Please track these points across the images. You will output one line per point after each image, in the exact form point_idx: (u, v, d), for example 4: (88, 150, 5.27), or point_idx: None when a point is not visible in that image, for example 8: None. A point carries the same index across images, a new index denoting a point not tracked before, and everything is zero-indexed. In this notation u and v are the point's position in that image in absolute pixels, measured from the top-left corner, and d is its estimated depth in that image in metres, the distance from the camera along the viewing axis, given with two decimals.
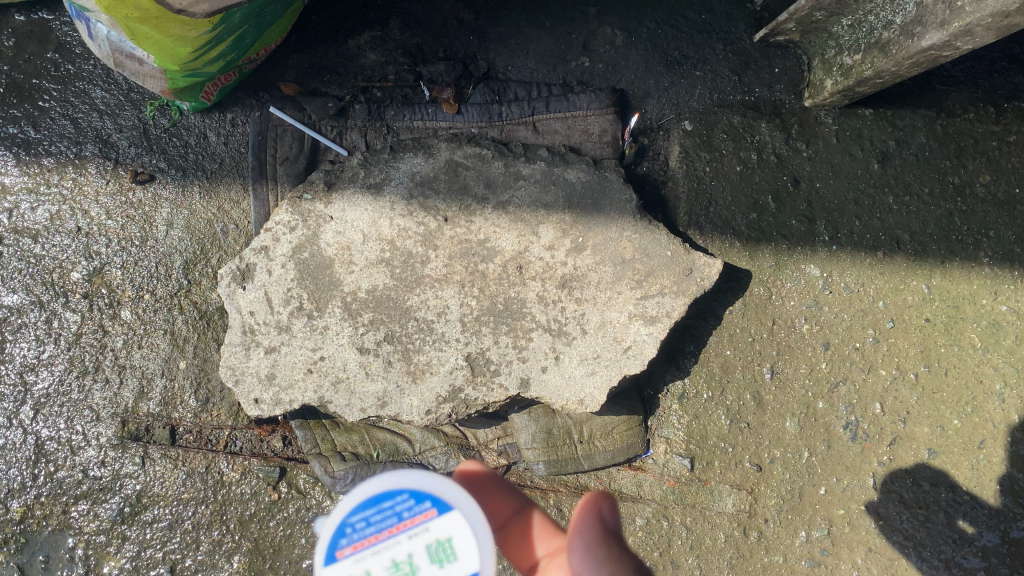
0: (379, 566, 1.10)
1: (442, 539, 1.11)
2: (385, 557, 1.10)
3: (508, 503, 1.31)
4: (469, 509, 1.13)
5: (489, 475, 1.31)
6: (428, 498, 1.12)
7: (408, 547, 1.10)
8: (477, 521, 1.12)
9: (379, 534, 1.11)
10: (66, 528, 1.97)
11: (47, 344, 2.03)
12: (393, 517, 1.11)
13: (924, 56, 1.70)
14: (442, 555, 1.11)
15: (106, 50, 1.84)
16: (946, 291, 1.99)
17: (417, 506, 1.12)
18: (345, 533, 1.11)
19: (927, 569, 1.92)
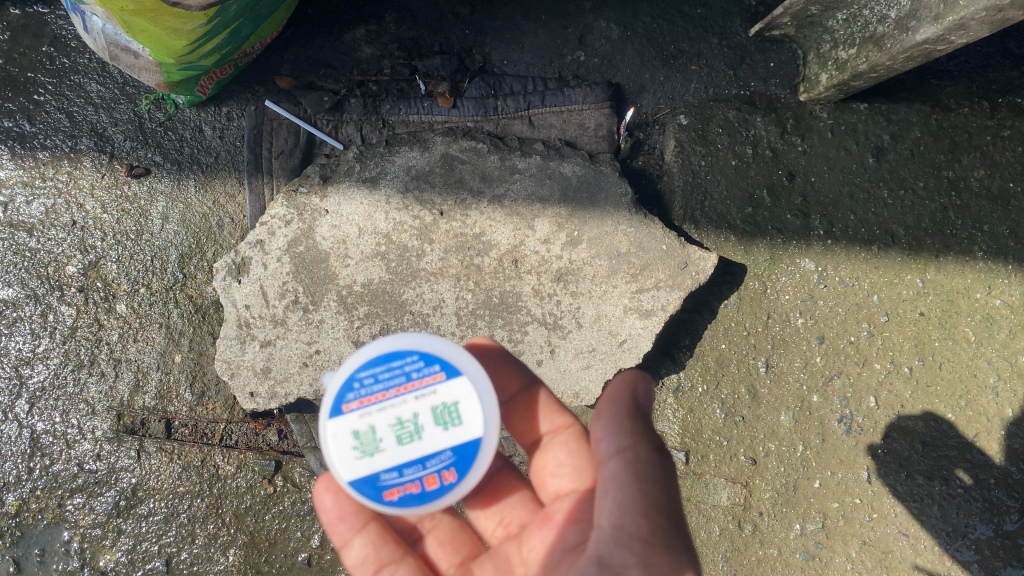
0: (385, 422, 1.22)
1: (447, 401, 1.24)
2: (390, 414, 1.23)
3: (517, 379, 1.44)
4: (474, 376, 1.26)
5: (500, 351, 1.45)
6: (436, 362, 1.26)
7: (414, 406, 1.23)
8: (481, 386, 1.26)
9: (387, 391, 1.24)
10: (61, 521, 1.97)
11: (42, 338, 2.02)
12: (402, 376, 1.25)
13: (918, 50, 1.70)
14: (445, 415, 1.23)
15: (101, 44, 1.84)
16: (940, 284, 1.99)
17: (425, 369, 1.25)
18: (353, 387, 1.24)
19: (920, 561, 1.92)
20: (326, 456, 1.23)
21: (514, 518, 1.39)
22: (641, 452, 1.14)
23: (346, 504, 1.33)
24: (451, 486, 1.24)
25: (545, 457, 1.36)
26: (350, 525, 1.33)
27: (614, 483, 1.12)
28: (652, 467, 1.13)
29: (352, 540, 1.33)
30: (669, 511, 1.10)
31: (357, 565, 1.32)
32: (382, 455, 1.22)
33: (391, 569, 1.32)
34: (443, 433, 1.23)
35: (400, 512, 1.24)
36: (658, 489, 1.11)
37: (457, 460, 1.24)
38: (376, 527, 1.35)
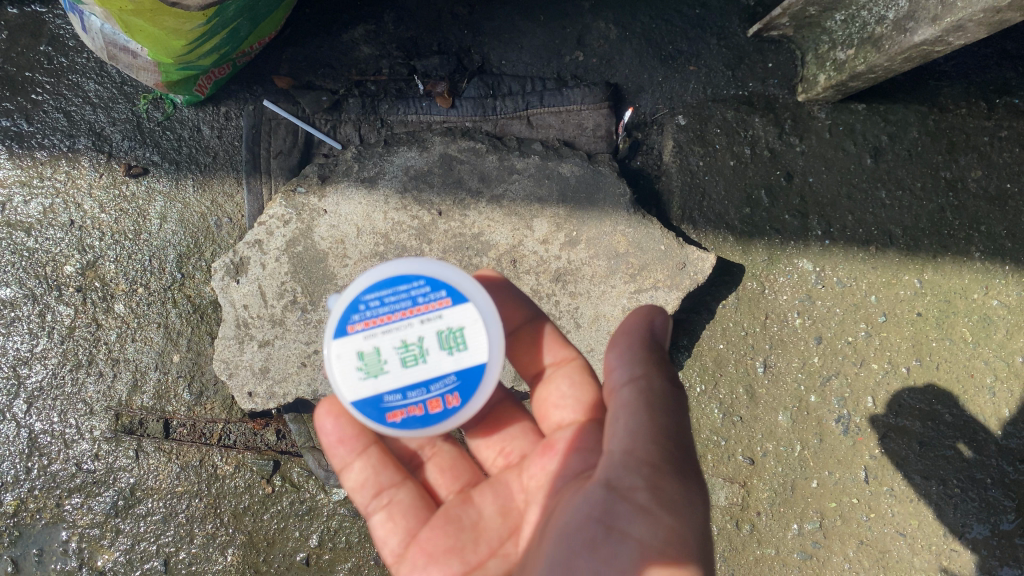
0: (390, 344, 1.26)
1: (453, 325, 1.27)
2: (396, 336, 1.26)
3: (522, 310, 1.45)
4: (480, 303, 1.30)
5: (506, 283, 1.46)
6: (444, 288, 1.29)
7: (419, 329, 1.26)
8: (487, 314, 1.29)
9: (393, 314, 1.27)
10: (60, 521, 1.97)
11: (40, 337, 2.02)
12: (408, 300, 1.27)
13: (917, 51, 1.71)
14: (450, 340, 1.26)
15: (99, 43, 1.84)
16: (938, 285, 2.00)
17: (432, 294, 1.29)
18: (358, 309, 1.27)
19: (916, 560, 1.93)
20: (330, 377, 1.26)
21: (514, 448, 1.41)
22: (654, 380, 1.14)
23: (346, 427, 1.34)
24: (454, 410, 1.27)
25: (548, 388, 1.36)
26: (350, 448, 1.34)
27: (624, 408, 1.12)
28: (664, 397, 1.13)
29: (352, 463, 1.35)
30: (680, 439, 1.10)
31: (357, 487, 1.34)
32: (387, 377, 1.25)
33: (391, 492, 1.34)
34: (448, 357, 1.26)
35: (403, 435, 1.27)
36: (669, 416, 1.11)
37: (461, 384, 1.27)
38: (376, 450, 1.36)
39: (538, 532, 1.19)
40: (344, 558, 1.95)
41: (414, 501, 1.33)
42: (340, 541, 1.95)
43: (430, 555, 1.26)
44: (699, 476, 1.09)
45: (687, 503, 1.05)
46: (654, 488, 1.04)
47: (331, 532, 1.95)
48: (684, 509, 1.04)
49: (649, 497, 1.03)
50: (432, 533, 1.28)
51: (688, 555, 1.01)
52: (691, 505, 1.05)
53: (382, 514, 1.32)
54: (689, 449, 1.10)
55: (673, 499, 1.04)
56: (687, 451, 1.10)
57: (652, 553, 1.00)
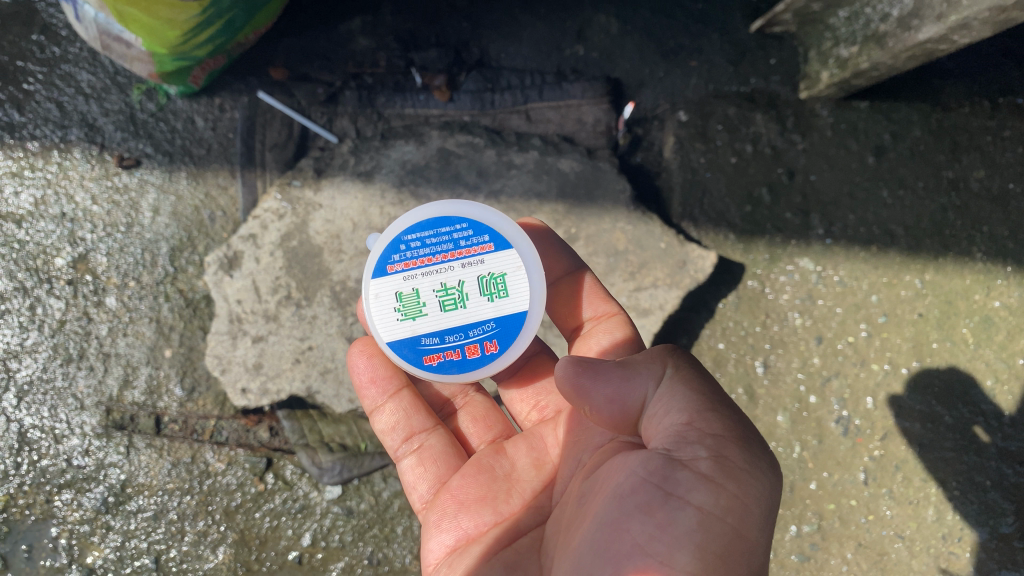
0: (429, 287, 1.30)
1: (494, 272, 1.31)
2: (436, 279, 1.30)
3: (565, 262, 1.47)
4: (522, 250, 1.33)
5: (550, 233, 1.48)
6: (487, 234, 1.32)
7: (460, 274, 1.30)
8: (528, 262, 1.33)
9: (433, 256, 1.31)
10: (50, 518, 1.94)
11: (30, 331, 1.99)
12: (450, 243, 1.31)
13: (921, 50, 1.70)
14: (490, 286, 1.30)
15: (93, 33, 1.81)
16: (940, 286, 1.97)
17: (474, 239, 1.32)
18: (398, 251, 1.32)
19: (915, 563, 1.89)
20: (371, 316, 1.33)
21: (547, 404, 1.43)
22: (689, 365, 1.11)
23: (378, 371, 1.43)
24: (491, 357, 1.32)
25: (587, 341, 1.38)
26: (382, 389, 1.43)
27: (666, 389, 1.08)
28: (702, 377, 1.10)
29: (384, 406, 1.43)
30: (735, 412, 1.05)
31: (389, 431, 1.42)
32: (425, 318, 1.30)
33: (422, 437, 1.41)
34: (488, 303, 1.30)
35: (439, 378, 1.33)
36: (716, 394, 1.07)
37: (498, 332, 1.31)
38: (408, 395, 1.44)
39: (574, 488, 1.16)
40: (336, 558, 1.91)
41: (444, 447, 1.40)
42: (334, 540, 1.92)
43: (459, 503, 1.27)
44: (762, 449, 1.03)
45: (753, 476, 0.98)
46: (714, 458, 0.98)
47: (324, 530, 1.92)
48: (750, 480, 0.98)
49: (712, 470, 0.97)
50: (463, 482, 1.30)
51: (749, 525, 0.96)
52: (757, 478, 0.99)
53: (412, 459, 1.40)
54: (746, 422, 1.05)
55: (739, 471, 0.98)
56: (744, 424, 1.04)
57: (714, 519, 0.95)
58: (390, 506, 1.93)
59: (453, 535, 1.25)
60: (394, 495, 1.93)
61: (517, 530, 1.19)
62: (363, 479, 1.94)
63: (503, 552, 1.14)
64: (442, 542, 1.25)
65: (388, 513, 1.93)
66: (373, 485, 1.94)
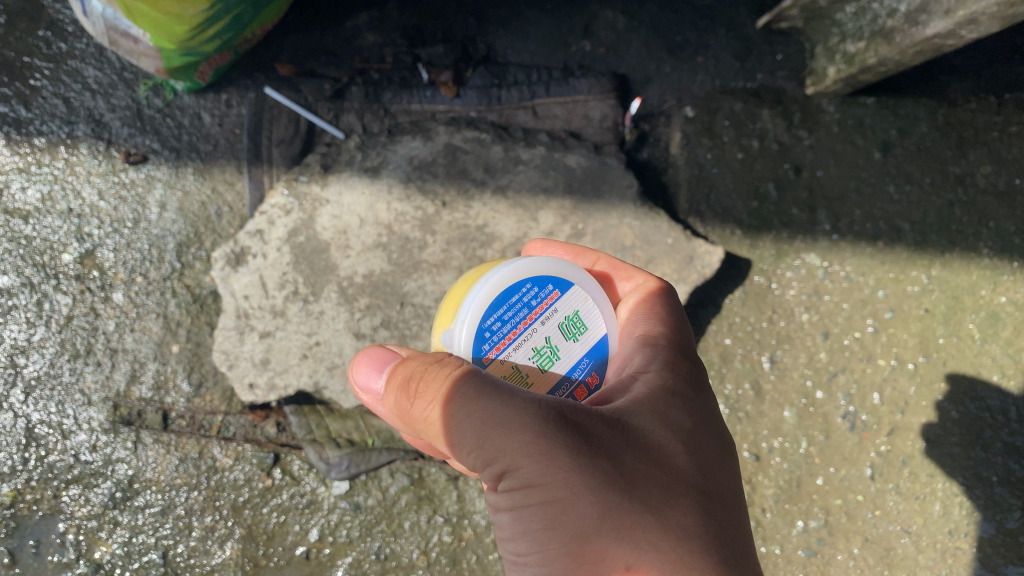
0: (524, 358, 1.15)
1: (570, 315, 1.19)
2: (527, 348, 1.15)
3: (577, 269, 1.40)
4: (585, 283, 1.22)
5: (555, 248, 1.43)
6: (549, 282, 1.18)
7: (544, 332, 1.17)
8: (593, 291, 1.22)
9: (517, 328, 1.15)
10: (57, 513, 1.94)
11: (37, 326, 1.99)
12: (525, 309, 1.16)
13: (928, 45, 1.70)
14: (573, 329, 1.19)
15: (99, 28, 1.81)
16: (946, 281, 1.97)
17: (541, 292, 1.18)
18: (485, 338, 1.14)
19: (922, 558, 1.89)
20: None
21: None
22: (423, 415, 1.04)
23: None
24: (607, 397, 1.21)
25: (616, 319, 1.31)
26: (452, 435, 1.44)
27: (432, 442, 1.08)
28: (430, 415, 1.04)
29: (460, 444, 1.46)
30: (469, 422, 0.99)
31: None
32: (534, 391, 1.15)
33: None
34: (579, 345, 1.19)
35: None
36: (459, 415, 1.00)
37: (596, 368, 1.21)
38: None
39: None
40: (344, 553, 1.91)
41: None
42: (341, 536, 1.92)
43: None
44: (527, 428, 0.97)
45: (528, 465, 0.96)
46: (496, 475, 1.00)
47: (332, 525, 1.92)
48: (530, 472, 0.97)
49: (503, 484, 1.00)
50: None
51: (556, 497, 0.96)
52: (532, 465, 0.96)
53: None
54: (501, 416, 0.98)
55: (511, 469, 0.98)
56: (493, 420, 0.98)
57: (525, 515, 0.98)
58: (397, 502, 1.93)
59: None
60: (401, 490, 1.94)
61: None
62: (370, 474, 1.94)
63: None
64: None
65: (396, 508, 1.93)
66: (380, 481, 1.94)
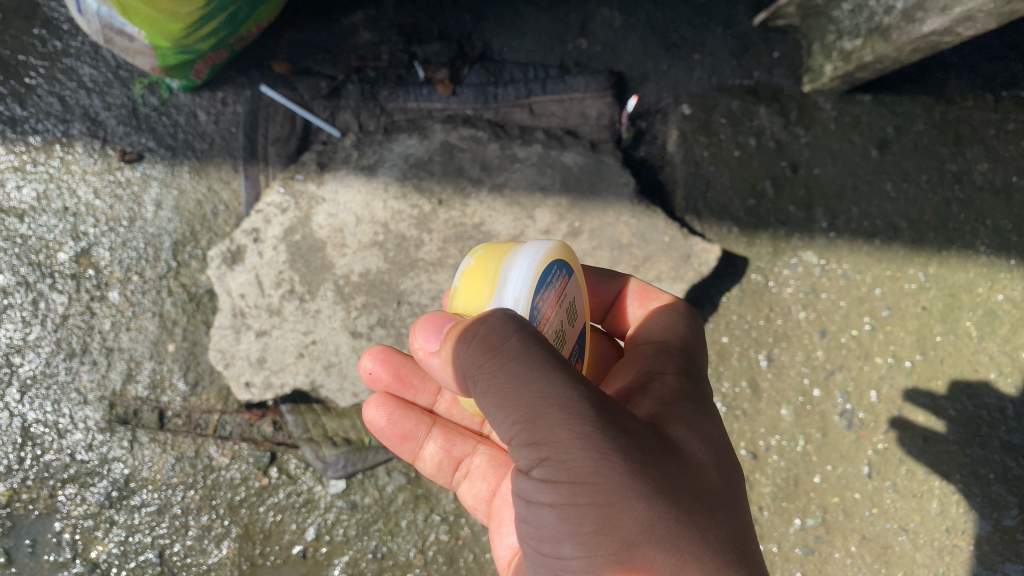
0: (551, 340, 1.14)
1: (569, 295, 1.21)
2: (553, 328, 1.14)
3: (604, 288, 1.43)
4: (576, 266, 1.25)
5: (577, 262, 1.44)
6: (563, 262, 1.17)
7: (558, 313, 1.16)
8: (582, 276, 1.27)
9: (551, 307, 1.13)
10: (53, 512, 1.94)
11: (33, 325, 1.99)
12: (553, 287, 1.13)
13: (925, 42, 1.70)
14: (570, 310, 1.22)
15: (94, 26, 1.80)
16: (943, 279, 1.96)
17: (560, 272, 1.16)
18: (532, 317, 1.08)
19: (919, 556, 1.88)
20: None
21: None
22: (481, 369, 0.99)
23: (404, 426, 1.52)
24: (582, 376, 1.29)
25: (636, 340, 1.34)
26: (416, 436, 1.51)
27: (477, 400, 1.03)
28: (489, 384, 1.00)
29: (426, 447, 1.51)
30: (532, 403, 0.98)
31: (436, 470, 1.52)
32: None
33: (467, 461, 1.50)
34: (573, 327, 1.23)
35: None
36: (519, 390, 0.98)
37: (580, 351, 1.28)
38: (440, 429, 1.52)
39: None
40: (341, 552, 1.91)
41: (487, 462, 1.48)
42: (338, 534, 1.91)
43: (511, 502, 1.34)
44: (586, 420, 0.97)
45: (580, 458, 0.97)
46: (542, 461, 0.99)
47: (328, 524, 1.92)
48: (582, 463, 0.97)
49: (550, 472, 0.99)
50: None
51: (604, 493, 0.98)
52: (585, 458, 0.97)
53: (465, 483, 1.49)
54: (561, 401, 0.97)
55: (562, 461, 0.98)
56: (553, 409, 0.97)
57: (569, 508, 0.99)
58: (394, 501, 1.92)
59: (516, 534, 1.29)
60: (397, 489, 1.93)
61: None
62: (366, 473, 1.93)
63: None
64: (509, 543, 1.30)
65: (392, 507, 1.92)
66: (377, 480, 1.94)
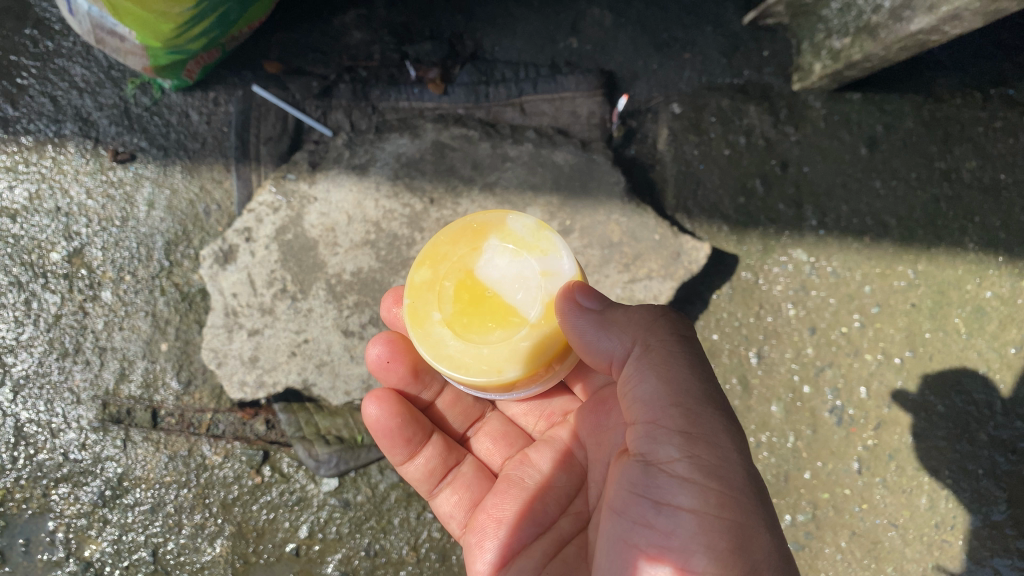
0: None
1: None
2: None
3: None
4: None
5: None
6: None
7: None
8: None
9: None
10: (46, 512, 1.94)
11: (25, 326, 2.00)
12: None
13: (912, 40, 1.71)
14: None
15: (86, 26, 1.81)
16: (932, 276, 1.98)
17: None
18: None
19: (909, 551, 1.89)
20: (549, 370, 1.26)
21: (552, 411, 1.51)
22: (662, 346, 1.10)
23: (406, 428, 1.46)
24: None
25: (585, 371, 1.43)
26: (414, 441, 1.47)
27: (638, 373, 1.11)
28: (672, 363, 1.09)
29: (419, 453, 1.48)
30: (705, 397, 1.06)
31: (424, 476, 1.49)
32: None
33: (455, 469, 1.50)
34: None
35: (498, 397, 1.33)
36: (691, 380, 1.07)
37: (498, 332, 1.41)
38: (438, 438, 1.50)
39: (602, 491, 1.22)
40: (334, 549, 1.92)
41: (476, 473, 1.50)
42: (331, 532, 1.92)
43: (496, 520, 1.32)
44: (741, 435, 1.06)
45: (731, 464, 1.02)
46: (692, 457, 1.02)
47: (321, 522, 1.93)
48: (730, 470, 1.02)
49: (698, 473, 1.01)
50: (496, 500, 1.35)
51: (743, 511, 1.00)
52: (736, 470, 1.02)
53: (449, 490, 1.48)
54: (723, 406, 1.07)
55: (715, 464, 1.02)
56: (719, 410, 1.06)
57: (708, 517, 0.99)
58: (387, 498, 1.93)
59: (495, 551, 1.29)
60: (390, 487, 1.94)
61: (560, 538, 1.23)
62: (359, 471, 1.94)
63: (551, 564, 1.18)
64: (486, 560, 1.29)
65: (385, 505, 1.93)
66: (369, 477, 1.95)
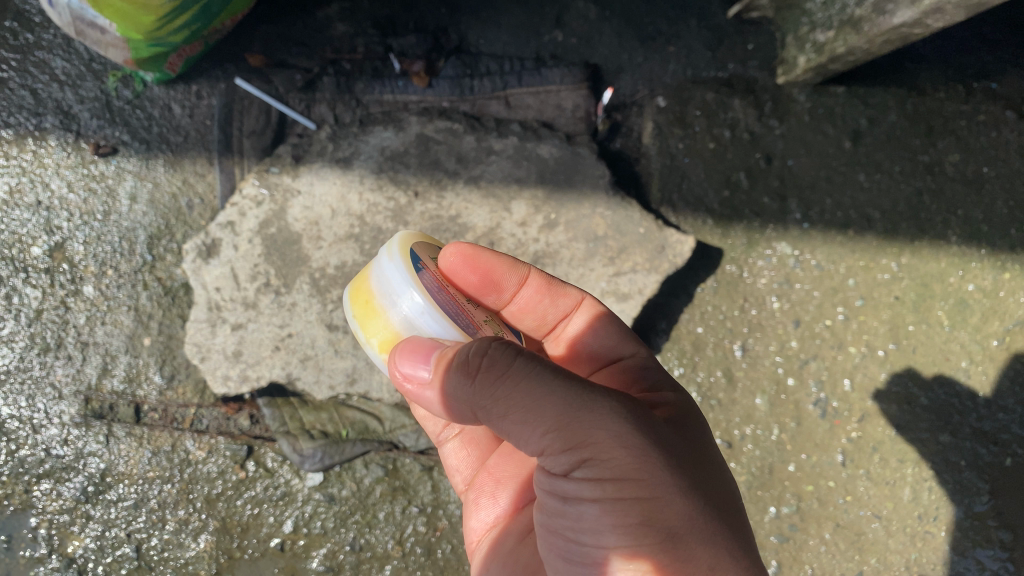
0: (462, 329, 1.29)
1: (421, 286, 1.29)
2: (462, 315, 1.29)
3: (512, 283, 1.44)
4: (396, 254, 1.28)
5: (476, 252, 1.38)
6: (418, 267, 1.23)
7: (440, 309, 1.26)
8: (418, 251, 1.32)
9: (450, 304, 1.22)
10: (29, 508, 1.93)
11: (6, 320, 1.98)
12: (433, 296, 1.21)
13: (896, 34, 1.71)
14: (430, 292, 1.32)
15: (66, 19, 1.78)
16: (916, 269, 1.99)
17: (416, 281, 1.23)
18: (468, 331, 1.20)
19: (892, 543, 1.90)
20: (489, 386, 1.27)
21: None
22: (498, 395, 1.00)
23: None
24: None
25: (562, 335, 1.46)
26: None
27: (499, 426, 1.04)
28: (514, 405, 1.00)
29: None
30: (565, 409, 0.99)
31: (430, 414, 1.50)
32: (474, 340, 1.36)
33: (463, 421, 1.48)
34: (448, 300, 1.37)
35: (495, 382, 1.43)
36: (541, 402, 0.99)
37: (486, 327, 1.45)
38: None
39: None
40: (319, 544, 1.91)
41: (486, 432, 1.47)
42: (316, 527, 1.92)
43: (496, 480, 1.33)
44: (616, 421, 1.00)
45: (615, 453, 0.99)
46: (581, 463, 1.00)
47: (306, 517, 1.92)
48: (616, 461, 0.99)
49: (590, 472, 1.00)
50: (499, 460, 1.35)
51: (643, 486, 0.99)
52: (622, 454, 0.99)
53: (456, 442, 1.48)
54: (583, 405, 1.00)
55: (605, 459, 0.99)
56: (581, 411, 0.99)
57: (612, 508, 0.98)
58: (372, 493, 1.93)
59: (492, 512, 1.31)
60: (375, 481, 1.93)
61: None
62: (344, 466, 1.94)
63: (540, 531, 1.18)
64: (485, 520, 1.32)
65: (371, 499, 1.93)
66: (354, 471, 1.94)
